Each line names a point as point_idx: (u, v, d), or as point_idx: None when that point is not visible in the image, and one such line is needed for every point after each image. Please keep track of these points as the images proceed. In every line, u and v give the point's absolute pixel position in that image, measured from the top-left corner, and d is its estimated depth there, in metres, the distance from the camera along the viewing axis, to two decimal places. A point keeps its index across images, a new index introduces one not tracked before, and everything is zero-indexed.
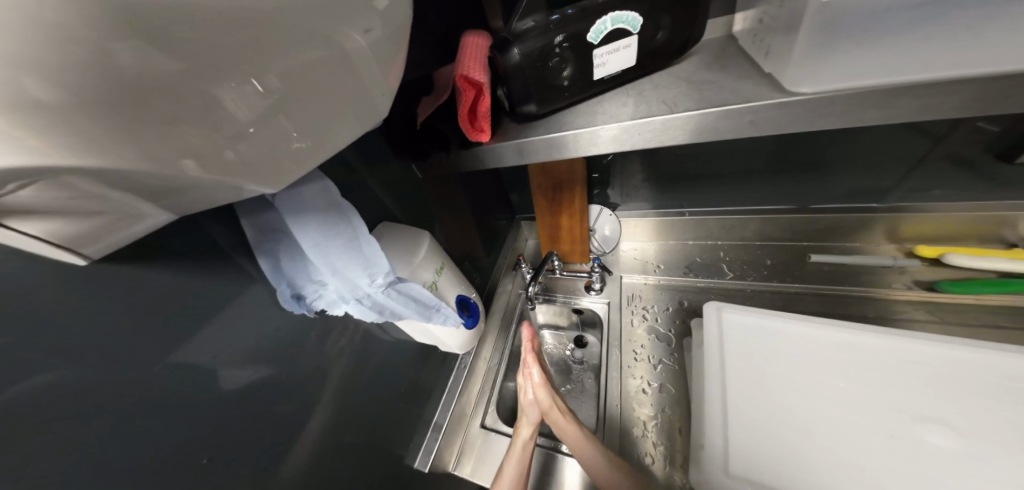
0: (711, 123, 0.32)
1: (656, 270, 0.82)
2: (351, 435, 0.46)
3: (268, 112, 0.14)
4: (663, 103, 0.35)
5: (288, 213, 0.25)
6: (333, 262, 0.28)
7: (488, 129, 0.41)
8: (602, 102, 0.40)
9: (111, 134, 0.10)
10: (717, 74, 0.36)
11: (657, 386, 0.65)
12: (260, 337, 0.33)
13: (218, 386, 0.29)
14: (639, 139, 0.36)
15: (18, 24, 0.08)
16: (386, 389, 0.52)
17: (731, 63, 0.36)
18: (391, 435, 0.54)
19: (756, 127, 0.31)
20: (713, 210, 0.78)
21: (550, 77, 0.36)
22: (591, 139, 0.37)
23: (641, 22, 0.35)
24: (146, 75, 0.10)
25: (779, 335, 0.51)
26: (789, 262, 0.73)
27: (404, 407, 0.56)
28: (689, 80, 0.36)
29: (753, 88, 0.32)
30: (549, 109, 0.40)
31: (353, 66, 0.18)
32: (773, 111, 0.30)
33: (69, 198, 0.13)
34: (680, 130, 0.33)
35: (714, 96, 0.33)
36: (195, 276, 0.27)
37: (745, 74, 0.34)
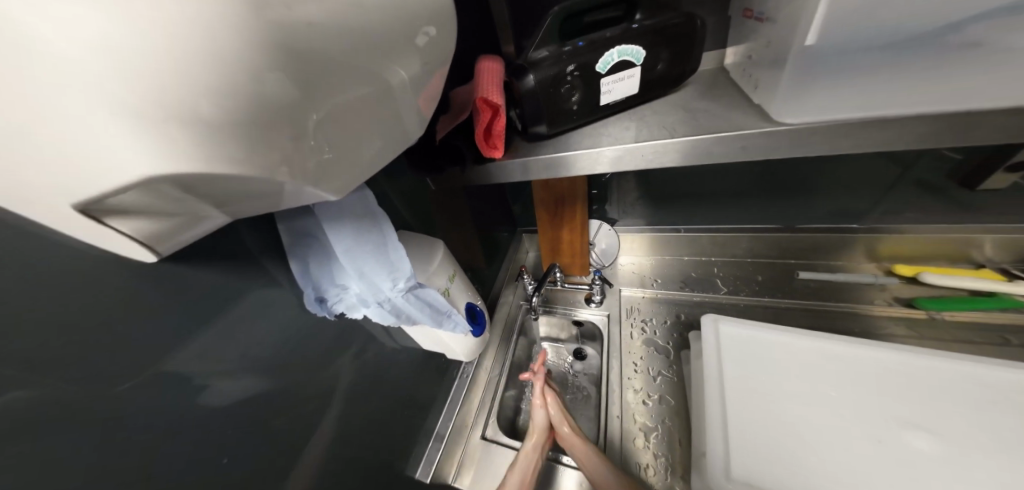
0: (707, 147, 0.35)
1: (654, 284, 0.85)
2: (355, 441, 0.46)
3: (332, 129, 0.17)
4: (662, 128, 0.39)
5: (327, 219, 0.27)
6: (361, 266, 0.30)
7: (501, 146, 0.44)
8: (606, 125, 0.43)
9: (237, 147, 0.13)
10: (711, 103, 0.40)
11: (657, 398, 0.66)
12: (274, 337, 0.34)
13: (232, 384, 0.30)
14: (641, 159, 0.39)
15: (203, 59, 0.10)
16: (390, 396, 0.53)
17: (723, 93, 0.41)
18: (393, 444, 0.53)
19: (747, 151, 0.35)
20: (705, 228, 0.82)
21: (561, 102, 0.40)
22: (596, 159, 0.41)
23: (643, 54, 0.39)
24: (276, 101, 0.13)
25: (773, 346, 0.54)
26: (779, 279, 0.77)
27: (407, 415, 0.56)
28: (686, 108, 0.40)
29: (742, 117, 0.35)
30: (558, 130, 0.43)
31: (394, 92, 0.21)
32: (760, 139, 0.34)
33: (162, 200, 0.15)
34: (677, 153, 0.37)
35: (708, 123, 0.36)
36: (227, 278, 0.29)
37: (735, 104, 0.38)
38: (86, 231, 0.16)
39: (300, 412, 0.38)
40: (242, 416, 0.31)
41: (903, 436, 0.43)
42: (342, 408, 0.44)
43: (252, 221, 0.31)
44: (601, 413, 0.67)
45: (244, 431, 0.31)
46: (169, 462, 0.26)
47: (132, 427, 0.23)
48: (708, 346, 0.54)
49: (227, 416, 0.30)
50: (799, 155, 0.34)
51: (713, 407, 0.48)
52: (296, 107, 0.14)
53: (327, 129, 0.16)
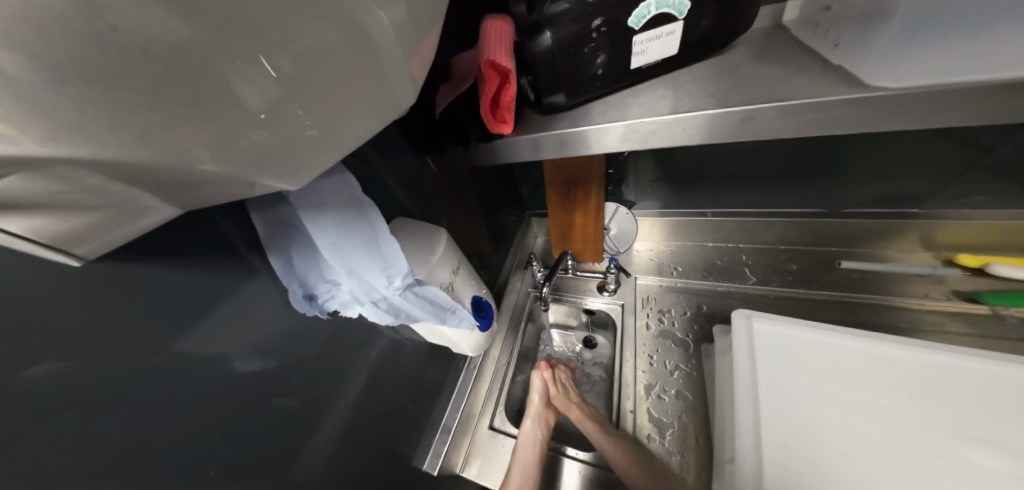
0: (763, 119, 0.29)
1: (674, 273, 0.80)
2: (359, 439, 0.44)
3: (285, 103, 0.13)
4: (708, 97, 0.32)
5: (303, 208, 0.22)
6: (350, 262, 0.26)
7: (511, 121, 0.38)
8: (636, 95, 0.37)
9: (104, 113, 0.09)
10: (768, 67, 0.33)
11: (675, 393, 0.64)
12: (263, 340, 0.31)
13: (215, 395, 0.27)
14: (677, 134, 0.33)
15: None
16: (396, 390, 0.50)
17: (784, 54, 0.33)
18: (402, 437, 0.52)
19: (814, 125, 0.28)
20: (735, 213, 0.75)
21: (584, 65, 0.33)
22: (625, 134, 0.35)
23: (688, 6, 0.32)
24: (154, 44, 0.09)
25: (812, 346, 0.49)
26: (815, 269, 0.71)
27: (414, 407, 0.54)
28: (736, 73, 0.33)
29: (813, 83, 0.29)
30: (578, 99, 0.37)
31: (374, 55, 0.16)
32: (836, 109, 0.27)
33: (48, 192, 0.11)
34: (723, 127, 0.31)
35: (767, 90, 0.30)
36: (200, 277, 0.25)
37: (802, 66, 0.31)
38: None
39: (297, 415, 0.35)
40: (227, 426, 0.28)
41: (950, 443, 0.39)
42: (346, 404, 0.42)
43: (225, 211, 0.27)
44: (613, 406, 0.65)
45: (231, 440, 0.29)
46: None
47: None
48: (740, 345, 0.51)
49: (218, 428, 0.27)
50: (880, 129, 0.28)
51: (744, 410, 0.45)
52: (207, 77, 0.10)
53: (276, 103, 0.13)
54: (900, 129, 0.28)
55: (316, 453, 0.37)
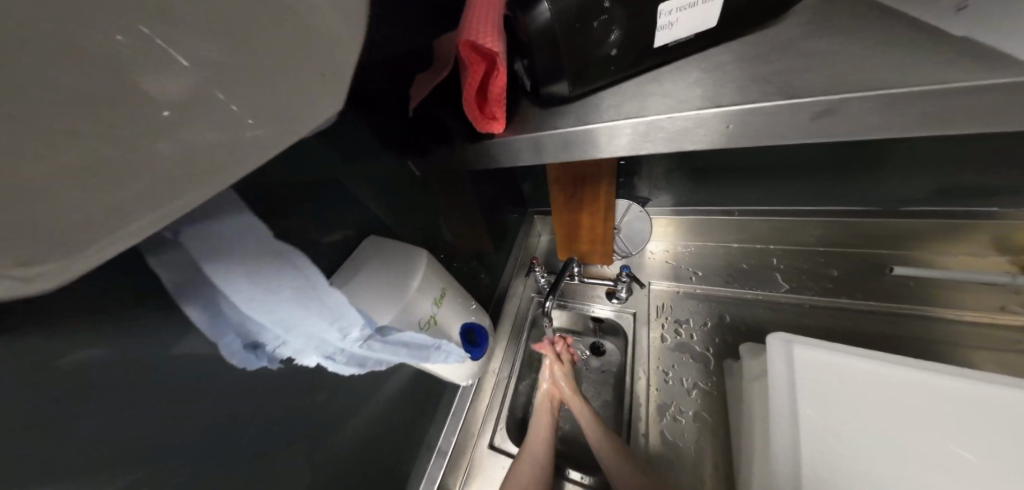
0: (840, 115, 0.21)
1: (692, 278, 0.73)
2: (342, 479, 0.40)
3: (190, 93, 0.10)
4: (759, 86, 0.24)
5: (202, 258, 0.17)
6: (285, 317, 0.20)
7: (502, 117, 0.31)
8: (658, 84, 0.29)
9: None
10: (843, 40, 0.24)
11: (692, 415, 0.58)
12: None
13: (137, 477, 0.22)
14: (714, 132, 0.25)
15: None
16: (384, 419, 0.46)
17: (864, 21, 0.25)
18: (396, 464, 0.49)
19: (910, 123, 0.21)
20: (766, 212, 0.66)
21: (594, 44, 0.26)
22: (646, 132, 0.27)
23: None
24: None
25: (862, 377, 0.42)
26: (860, 277, 0.64)
27: (405, 435, 0.50)
28: (795, 52, 0.25)
29: (915, 64, 0.20)
30: (586, 87, 0.30)
31: (294, 12, 0.12)
32: (954, 101, 0.19)
33: None
34: (783, 125, 0.23)
35: (845, 75, 0.22)
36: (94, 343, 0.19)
37: (893, 39, 0.23)
38: None
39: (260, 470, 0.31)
40: None
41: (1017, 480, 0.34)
42: (326, 442, 0.38)
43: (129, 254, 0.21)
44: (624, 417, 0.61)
45: None
46: None
47: None
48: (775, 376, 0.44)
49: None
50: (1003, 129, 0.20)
51: (784, 452, 0.39)
52: (83, 89, 0.08)
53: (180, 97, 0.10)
54: None
55: None
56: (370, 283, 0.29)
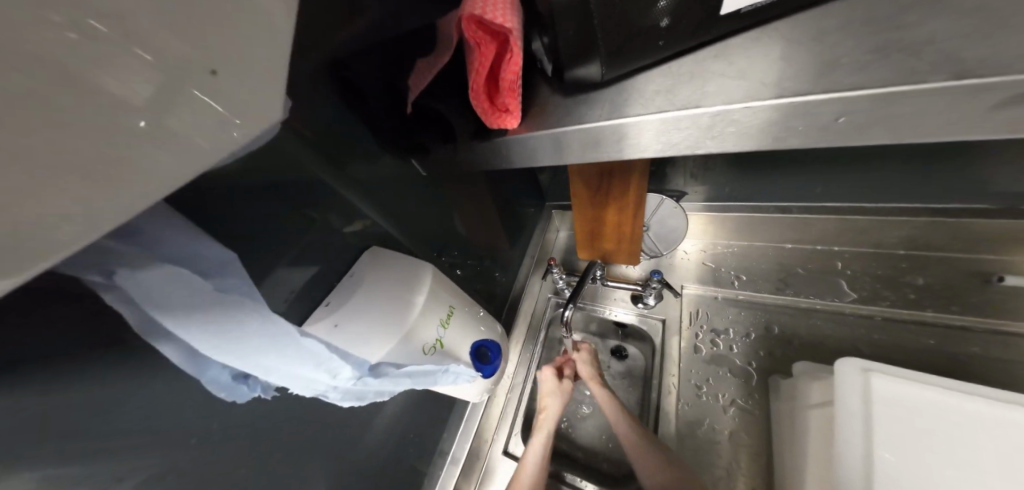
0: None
1: (734, 283, 0.65)
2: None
3: (180, 95, 0.09)
4: (861, 75, 0.18)
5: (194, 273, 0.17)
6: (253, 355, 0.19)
7: (516, 109, 0.26)
8: (717, 62, 0.22)
9: None
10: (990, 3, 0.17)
11: (727, 433, 0.53)
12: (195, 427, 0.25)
13: None
14: (811, 125, 0.20)
15: None
16: (391, 432, 0.45)
17: None
18: (407, 466, 0.49)
19: None
20: (834, 209, 0.55)
21: (636, 11, 0.20)
22: (711, 125, 0.22)
23: None
24: None
25: (932, 413, 0.34)
26: (957, 287, 0.53)
27: (414, 445, 0.49)
28: (911, 25, 0.18)
29: None
30: (625, 66, 0.24)
31: None
32: None
33: None
34: (933, 116, 0.17)
35: (997, 54, 0.15)
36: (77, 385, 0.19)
37: None
38: None
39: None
40: None
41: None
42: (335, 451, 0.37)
43: (86, 294, 0.19)
44: (652, 416, 0.57)
45: None
46: None
47: None
48: (843, 411, 0.36)
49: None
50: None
51: None
52: None
53: (159, 100, 0.08)
54: None
55: None
56: (369, 308, 0.27)
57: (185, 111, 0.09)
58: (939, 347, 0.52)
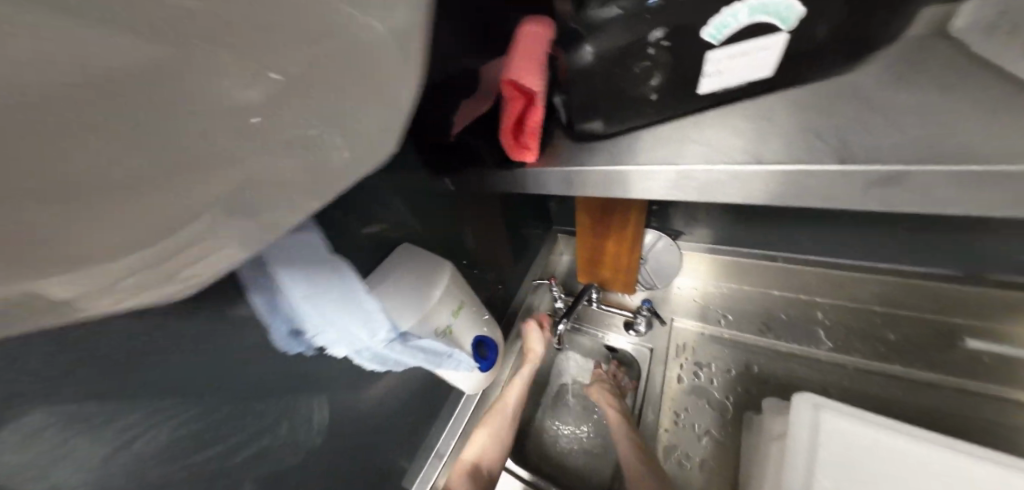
0: (907, 183, 0.22)
1: (721, 321, 0.69)
2: (343, 466, 0.43)
3: (305, 94, 0.13)
4: (789, 155, 0.25)
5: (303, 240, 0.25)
6: (322, 308, 0.24)
7: (535, 148, 0.34)
8: (695, 129, 0.29)
9: None
10: (881, 116, 0.25)
11: (698, 461, 0.56)
12: (248, 376, 0.30)
13: (187, 429, 0.27)
14: (749, 191, 0.26)
15: None
16: (387, 417, 0.49)
17: (904, 100, 0.25)
18: (396, 453, 0.52)
19: (924, 200, 0.22)
20: (813, 260, 0.61)
21: (632, 85, 0.27)
22: (681, 179, 0.28)
23: (803, 11, 0.21)
24: None
25: (870, 445, 0.39)
26: (930, 346, 0.56)
27: (405, 433, 0.53)
28: (830, 123, 0.26)
29: (936, 146, 0.22)
30: (624, 122, 0.31)
31: None
32: (957, 189, 0.21)
33: None
34: (838, 188, 0.24)
35: (869, 152, 0.23)
36: (187, 319, 0.25)
37: (928, 120, 0.23)
38: None
39: (274, 445, 0.34)
40: (198, 461, 0.28)
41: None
42: (339, 424, 0.41)
43: None
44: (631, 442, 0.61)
45: (207, 470, 0.29)
46: None
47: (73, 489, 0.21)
48: (792, 440, 0.41)
49: (197, 459, 0.28)
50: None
51: None
52: None
53: (274, 100, 0.12)
54: None
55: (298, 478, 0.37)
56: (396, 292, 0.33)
57: (292, 110, 0.13)
58: (903, 399, 0.55)
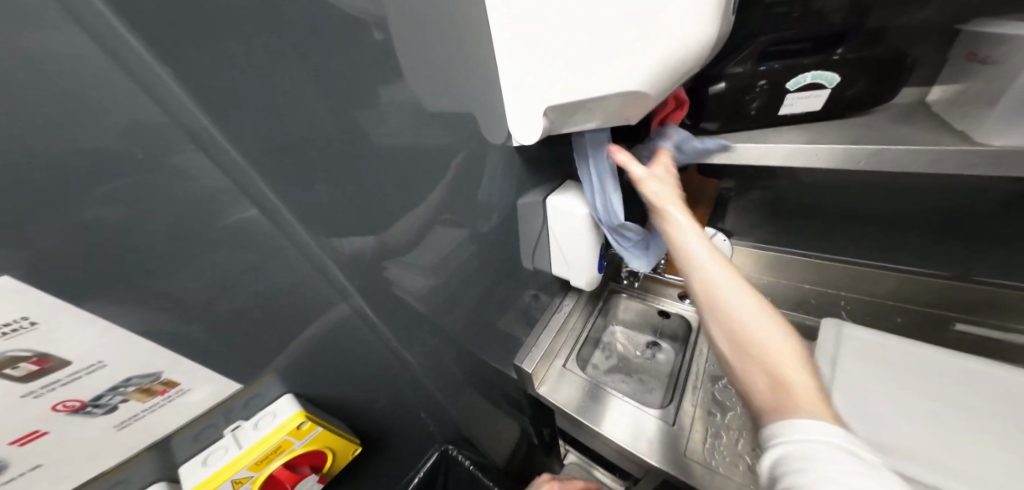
0: (886, 154, 0.45)
1: (761, 299, 0.88)
2: (483, 314, 0.66)
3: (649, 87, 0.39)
4: (827, 141, 0.49)
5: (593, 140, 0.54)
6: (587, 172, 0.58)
7: (668, 133, 0.56)
8: (772, 132, 0.54)
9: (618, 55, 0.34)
10: (874, 131, 0.49)
11: (741, 387, 0.74)
12: (485, 219, 0.55)
13: (460, 230, 0.51)
14: (812, 157, 0.50)
15: (627, 56, 0.33)
16: (510, 296, 0.72)
17: (888, 126, 0.50)
18: (503, 330, 0.74)
19: (894, 162, 0.45)
20: (840, 259, 0.83)
21: (742, 105, 0.52)
22: (767, 152, 0.52)
23: (838, 80, 0.48)
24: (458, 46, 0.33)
25: (871, 343, 0.67)
26: (924, 327, 0.75)
27: (509, 321, 0.75)
28: (846, 131, 0.50)
29: (900, 140, 0.46)
30: (729, 127, 0.56)
31: (690, 66, 0.36)
32: (906, 156, 0.44)
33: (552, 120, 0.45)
34: (855, 156, 0.47)
35: (865, 140, 0.47)
36: (483, 174, 0.50)
37: (899, 133, 0.48)
38: (530, 122, 0.47)
39: (473, 273, 0.58)
40: (458, 257, 0.52)
41: (957, 407, 0.57)
42: (498, 283, 0.66)
43: (501, 149, 0.52)
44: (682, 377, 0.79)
45: (458, 268, 0.53)
46: (433, 257, 0.47)
47: (432, 230, 0.45)
48: (822, 344, 0.69)
49: (460, 254, 0.52)
50: (947, 171, 0.43)
51: (822, 380, 0.63)
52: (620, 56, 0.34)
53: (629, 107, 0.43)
54: (963, 170, 0.42)
55: (468, 305, 0.60)
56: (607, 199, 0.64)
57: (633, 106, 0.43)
58: None
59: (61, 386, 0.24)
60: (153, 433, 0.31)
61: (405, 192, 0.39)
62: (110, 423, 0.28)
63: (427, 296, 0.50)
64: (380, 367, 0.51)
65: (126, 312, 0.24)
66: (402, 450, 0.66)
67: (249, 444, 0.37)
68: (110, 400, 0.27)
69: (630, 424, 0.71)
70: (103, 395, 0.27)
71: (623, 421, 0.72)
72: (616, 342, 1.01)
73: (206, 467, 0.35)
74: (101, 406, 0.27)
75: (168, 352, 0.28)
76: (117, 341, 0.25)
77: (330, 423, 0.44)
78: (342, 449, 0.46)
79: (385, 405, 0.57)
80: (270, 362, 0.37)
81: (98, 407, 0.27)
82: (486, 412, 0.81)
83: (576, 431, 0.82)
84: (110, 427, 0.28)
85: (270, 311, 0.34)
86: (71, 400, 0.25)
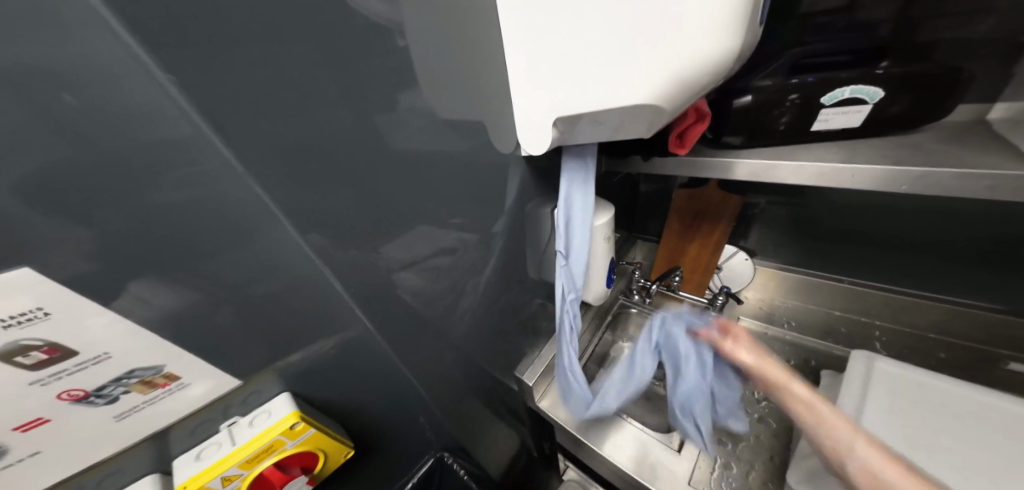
0: (931, 177, 0.41)
1: (785, 325, 0.82)
2: (487, 323, 0.64)
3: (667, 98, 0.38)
4: (862, 161, 0.45)
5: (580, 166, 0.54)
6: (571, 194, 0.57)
7: (686, 145, 0.54)
8: (803, 148, 0.51)
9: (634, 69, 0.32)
10: (920, 151, 0.45)
11: (756, 416, 0.69)
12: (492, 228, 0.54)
13: (467, 238, 0.50)
14: (846, 177, 0.46)
15: (644, 69, 0.32)
16: (516, 306, 0.71)
17: (937, 147, 0.45)
18: (507, 340, 0.73)
19: (941, 187, 0.41)
20: (877, 286, 0.76)
21: (770, 120, 0.49)
22: (795, 170, 0.49)
23: (881, 96, 0.44)
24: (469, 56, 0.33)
25: (897, 377, 0.62)
26: (972, 366, 0.67)
27: (513, 330, 0.73)
28: (886, 151, 0.46)
29: (949, 163, 0.41)
30: (754, 143, 0.52)
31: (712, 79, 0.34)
32: (956, 181, 0.40)
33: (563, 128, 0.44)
34: (895, 178, 0.43)
35: (908, 162, 0.43)
36: (491, 183, 0.49)
37: (948, 154, 0.43)
38: (541, 131, 0.46)
39: (478, 282, 0.57)
40: (463, 265, 0.52)
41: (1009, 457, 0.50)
42: (503, 293, 0.64)
43: (511, 158, 0.51)
44: None
45: (462, 276, 0.53)
46: (438, 266, 0.47)
47: (436, 238, 0.44)
48: (845, 376, 0.64)
49: (465, 262, 0.52)
50: (1006, 200, 0.39)
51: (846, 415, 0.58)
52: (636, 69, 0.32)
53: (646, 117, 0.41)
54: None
55: (472, 313, 0.59)
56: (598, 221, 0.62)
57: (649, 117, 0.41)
58: None
59: (68, 375, 0.25)
60: (153, 423, 0.32)
61: (418, 199, 0.38)
62: (110, 413, 0.29)
63: (430, 303, 0.49)
64: (379, 372, 0.51)
65: (133, 307, 0.25)
66: (398, 453, 0.66)
67: (241, 441, 0.37)
68: (112, 391, 0.28)
69: (634, 448, 0.67)
70: (106, 386, 0.27)
71: (627, 444, 0.68)
72: (624, 358, 0.97)
73: (197, 461, 0.36)
74: (104, 396, 0.28)
75: (170, 347, 0.29)
76: (122, 335, 0.26)
77: (326, 425, 0.44)
78: (333, 451, 0.46)
79: (383, 408, 0.56)
80: (270, 362, 0.37)
81: (100, 397, 0.28)
82: (486, 421, 0.79)
83: (576, 450, 0.79)
84: (110, 417, 0.29)
85: (274, 309, 0.34)
86: (75, 389, 0.26)
